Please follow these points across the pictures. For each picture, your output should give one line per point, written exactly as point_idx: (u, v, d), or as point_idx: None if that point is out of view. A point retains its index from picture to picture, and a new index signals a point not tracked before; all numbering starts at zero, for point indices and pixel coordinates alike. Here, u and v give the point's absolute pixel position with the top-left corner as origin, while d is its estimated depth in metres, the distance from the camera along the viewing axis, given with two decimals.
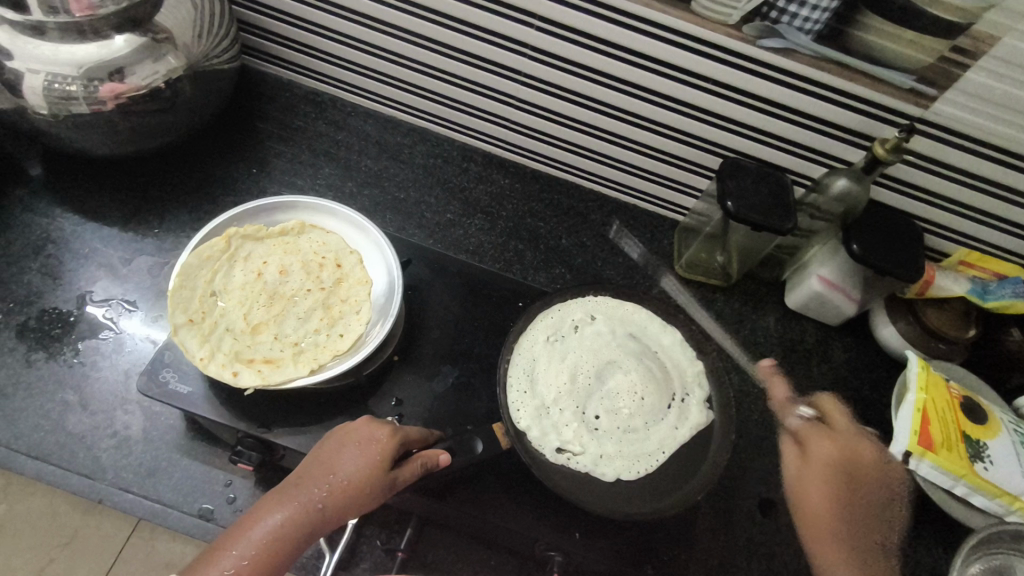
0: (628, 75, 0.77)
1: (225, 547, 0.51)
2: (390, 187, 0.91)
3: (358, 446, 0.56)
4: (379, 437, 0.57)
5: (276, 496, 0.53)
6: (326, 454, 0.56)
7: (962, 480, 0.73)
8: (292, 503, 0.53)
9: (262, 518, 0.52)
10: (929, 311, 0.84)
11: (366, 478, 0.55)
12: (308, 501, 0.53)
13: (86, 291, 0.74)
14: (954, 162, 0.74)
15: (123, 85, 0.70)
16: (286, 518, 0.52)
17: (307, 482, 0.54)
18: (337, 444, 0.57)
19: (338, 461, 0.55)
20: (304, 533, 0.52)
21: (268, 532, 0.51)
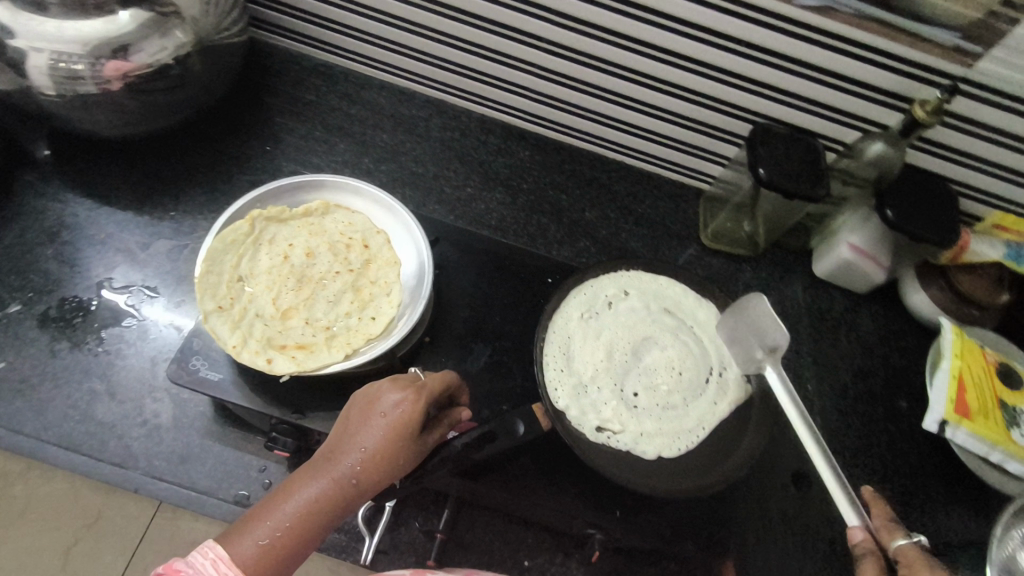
0: (656, 39, 0.74)
1: (257, 521, 0.47)
2: (407, 161, 0.89)
3: (384, 412, 0.52)
4: (405, 401, 0.52)
5: (307, 470, 0.50)
6: (353, 423, 0.52)
7: (998, 447, 0.72)
8: (326, 475, 0.49)
9: (295, 490, 0.48)
10: (961, 277, 0.82)
11: (396, 447, 0.51)
12: (341, 474, 0.49)
13: (105, 278, 0.72)
14: (995, 123, 0.71)
15: (129, 62, 0.67)
16: (322, 491, 0.48)
17: (339, 454, 0.50)
18: (362, 411, 0.52)
19: (365, 430, 0.51)
20: (339, 507, 0.49)
21: (304, 504, 0.48)
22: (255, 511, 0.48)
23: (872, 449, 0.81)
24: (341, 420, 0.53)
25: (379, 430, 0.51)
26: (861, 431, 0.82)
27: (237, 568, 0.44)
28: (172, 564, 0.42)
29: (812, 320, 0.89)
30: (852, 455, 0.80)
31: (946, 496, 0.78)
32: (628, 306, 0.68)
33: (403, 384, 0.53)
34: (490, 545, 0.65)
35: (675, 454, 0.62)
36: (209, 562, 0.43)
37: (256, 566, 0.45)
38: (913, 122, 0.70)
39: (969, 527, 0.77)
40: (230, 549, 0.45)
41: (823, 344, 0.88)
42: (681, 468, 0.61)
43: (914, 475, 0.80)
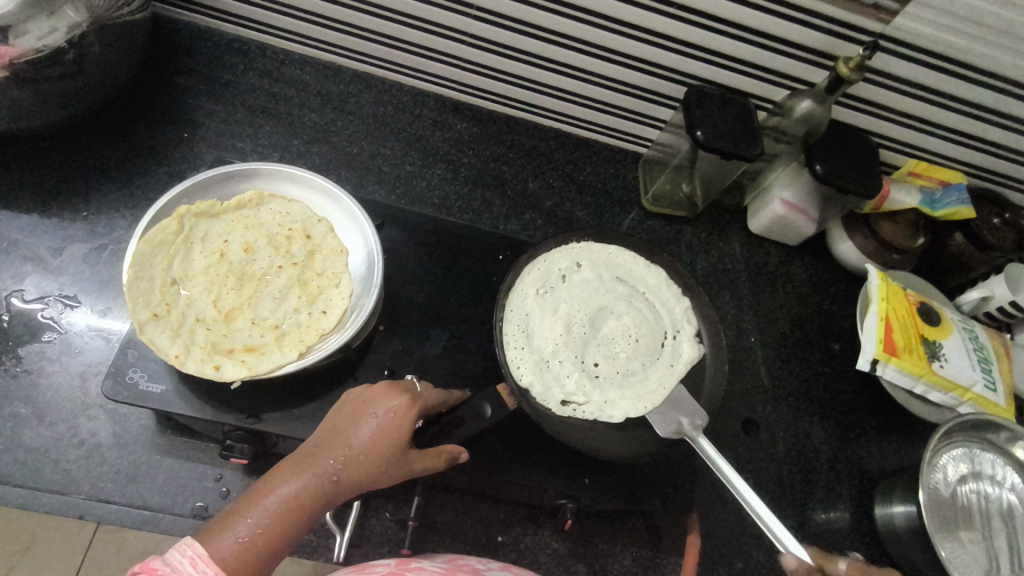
0: (591, 4, 0.72)
1: (236, 516, 0.45)
2: (340, 141, 0.85)
3: (375, 415, 0.52)
4: (399, 407, 0.53)
5: (288, 465, 0.49)
6: (341, 423, 0.52)
7: (922, 379, 0.79)
8: (308, 470, 0.48)
9: (277, 484, 0.47)
10: (883, 224, 0.88)
11: (382, 450, 0.51)
12: (323, 472, 0.49)
13: (14, 291, 0.66)
14: (911, 77, 0.75)
15: (12, 47, 0.59)
16: (304, 486, 0.47)
17: (322, 452, 0.50)
18: (351, 413, 0.52)
19: (354, 430, 0.51)
20: (319, 505, 0.48)
21: (285, 500, 0.47)
22: (234, 507, 0.47)
23: (812, 391, 0.86)
24: (328, 418, 0.53)
25: (368, 432, 0.51)
26: (801, 376, 0.87)
27: (213, 563, 0.42)
28: (149, 562, 0.41)
29: (752, 275, 0.93)
30: (795, 399, 0.85)
31: (878, 427, 0.85)
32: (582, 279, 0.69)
33: (397, 391, 0.54)
34: (464, 525, 0.66)
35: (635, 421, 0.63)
36: (188, 560, 0.42)
37: (234, 563, 0.43)
38: (838, 78, 0.72)
39: (898, 454, 0.84)
40: (209, 545, 0.43)
41: (762, 297, 0.92)
42: (643, 431, 0.64)
43: (849, 412, 0.86)
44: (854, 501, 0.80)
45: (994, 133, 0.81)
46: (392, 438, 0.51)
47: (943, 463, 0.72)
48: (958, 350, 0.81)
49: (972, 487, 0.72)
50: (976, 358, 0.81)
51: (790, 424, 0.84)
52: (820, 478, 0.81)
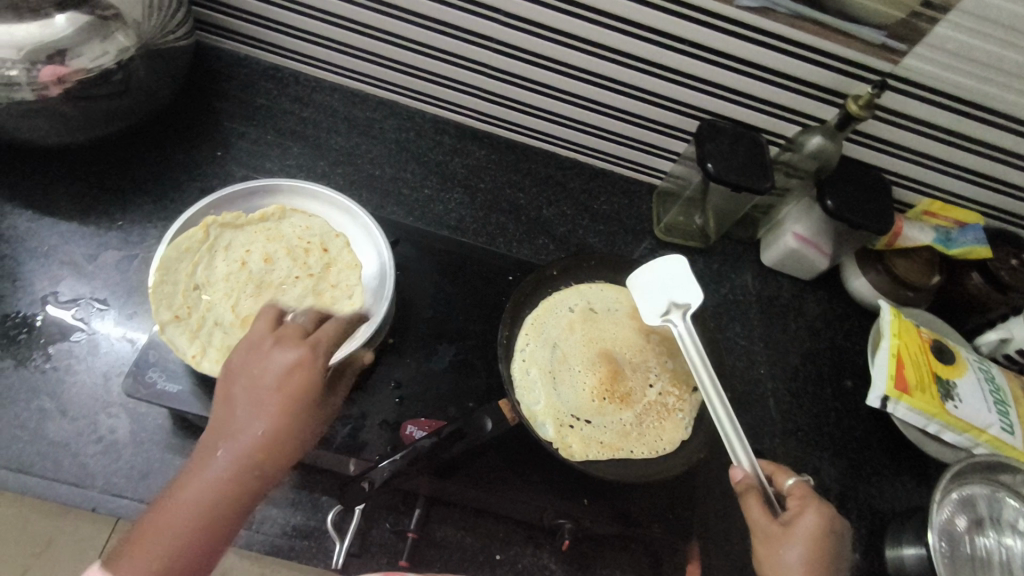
0: (607, 40, 0.76)
1: (154, 523, 0.45)
2: (363, 163, 0.89)
3: (274, 379, 0.47)
4: (299, 363, 0.47)
5: (198, 459, 0.46)
6: (243, 396, 0.47)
7: (935, 419, 0.78)
8: (217, 462, 0.45)
9: (188, 483, 0.45)
10: (897, 261, 0.87)
11: (293, 419, 0.46)
12: (237, 463, 0.45)
13: (49, 293, 0.70)
14: (922, 116, 0.76)
15: (67, 67, 0.65)
16: (217, 481, 0.45)
17: (229, 436, 0.46)
18: (250, 381, 0.47)
19: (258, 403, 0.46)
20: (238, 496, 0.46)
21: (199, 500, 0.45)
22: (153, 510, 0.46)
23: (822, 427, 0.85)
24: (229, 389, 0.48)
25: (270, 402, 0.46)
26: (811, 410, 0.86)
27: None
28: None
29: (763, 308, 0.93)
30: (804, 433, 0.84)
31: (891, 466, 0.84)
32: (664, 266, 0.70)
33: (290, 341, 0.48)
34: (462, 542, 0.66)
35: (653, 454, 0.65)
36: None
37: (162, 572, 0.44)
38: (848, 115, 0.73)
39: (911, 495, 0.82)
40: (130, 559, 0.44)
41: (773, 330, 0.91)
42: (633, 463, 0.65)
43: (860, 450, 0.84)
44: (865, 542, 0.78)
45: (1015, 176, 0.81)
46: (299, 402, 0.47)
47: (956, 510, 0.70)
48: (973, 390, 0.79)
49: (990, 537, 0.70)
50: (992, 400, 0.79)
51: (798, 458, 0.83)
52: None
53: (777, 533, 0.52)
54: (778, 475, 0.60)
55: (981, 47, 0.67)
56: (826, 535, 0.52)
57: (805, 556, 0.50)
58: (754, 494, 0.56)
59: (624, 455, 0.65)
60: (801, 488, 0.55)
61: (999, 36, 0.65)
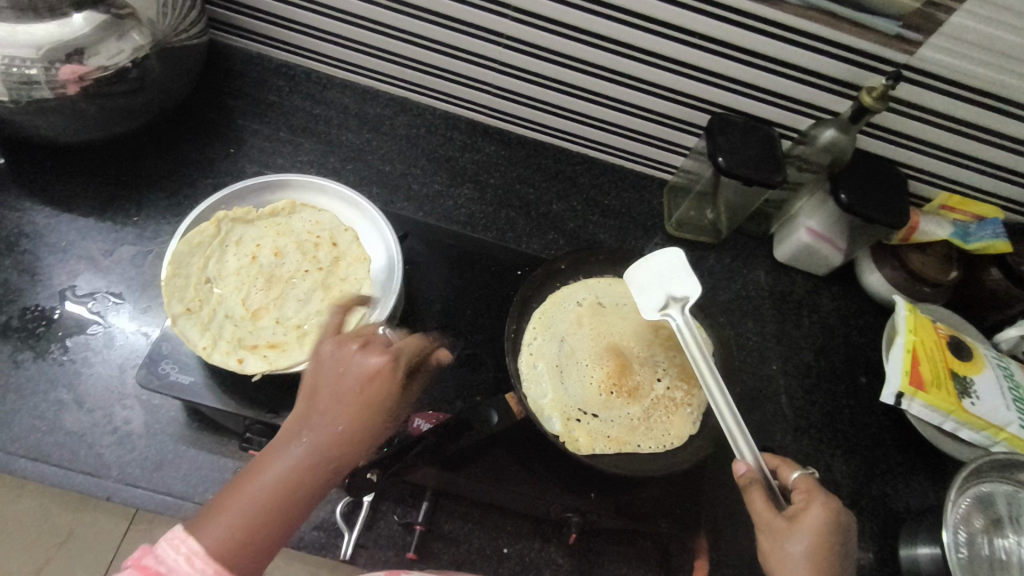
0: (616, 34, 0.75)
1: (227, 503, 0.45)
2: (374, 159, 0.89)
3: (358, 384, 0.49)
4: (379, 372, 0.49)
5: (278, 443, 0.47)
6: (327, 394, 0.49)
7: (951, 416, 0.76)
8: (303, 450, 0.47)
9: (268, 465, 0.46)
10: (913, 256, 0.86)
11: (370, 420, 0.48)
12: (320, 455, 0.47)
13: (67, 287, 0.71)
14: (938, 108, 0.75)
15: (84, 66, 0.66)
16: (297, 469, 0.46)
17: (312, 423, 0.48)
18: (333, 378, 0.49)
19: (338, 404, 0.48)
20: (311, 490, 0.47)
21: (276, 483, 0.46)
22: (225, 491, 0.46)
23: (835, 424, 0.84)
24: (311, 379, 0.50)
25: (351, 405, 0.48)
26: (824, 407, 0.85)
27: (210, 558, 0.43)
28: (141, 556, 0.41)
29: (776, 303, 0.92)
30: (817, 430, 0.83)
31: (906, 464, 0.82)
32: (661, 260, 0.69)
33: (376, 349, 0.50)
34: (470, 535, 0.66)
35: (661, 449, 0.65)
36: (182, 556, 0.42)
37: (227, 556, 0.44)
38: (861, 108, 0.72)
39: (926, 493, 0.81)
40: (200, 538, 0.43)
41: (786, 326, 0.90)
42: (639, 457, 0.65)
43: (875, 447, 0.83)
44: (878, 541, 0.77)
45: None
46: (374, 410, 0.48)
47: (974, 505, 0.69)
48: (991, 387, 0.78)
49: (1009, 538, 0.68)
50: (1011, 398, 0.78)
51: (811, 455, 0.82)
52: None
53: (784, 524, 0.51)
54: (785, 471, 0.59)
55: (1000, 37, 0.65)
56: (831, 530, 0.51)
57: (810, 550, 0.49)
58: (758, 486, 0.54)
59: (631, 449, 0.65)
60: (808, 482, 0.54)
61: (1018, 25, 0.64)
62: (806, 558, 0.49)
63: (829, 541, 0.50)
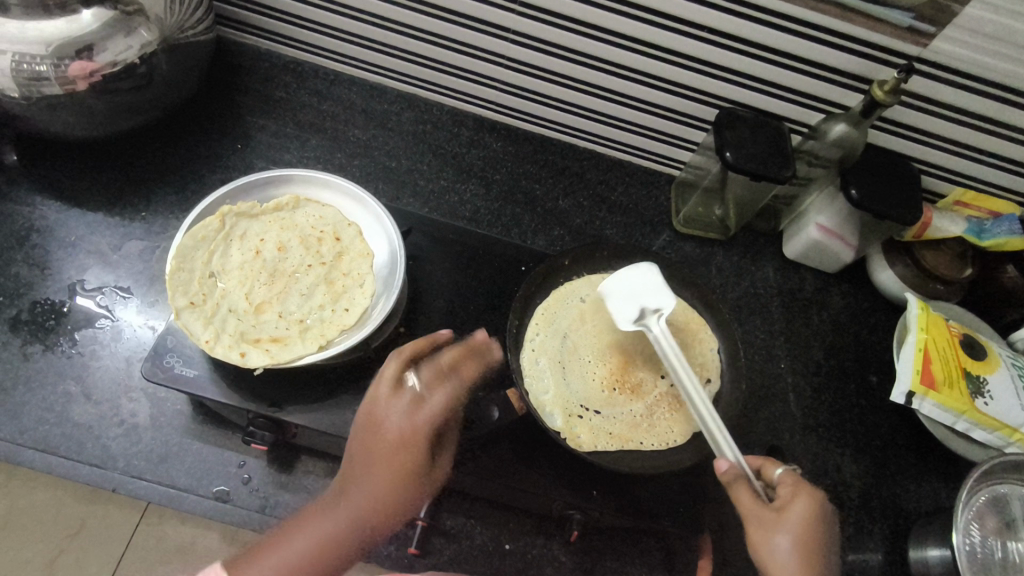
0: (623, 28, 0.75)
1: (276, 546, 0.51)
2: (380, 155, 0.89)
3: (392, 446, 0.53)
4: (409, 434, 0.53)
5: (326, 503, 0.53)
6: (364, 457, 0.53)
7: (963, 416, 0.75)
8: (347, 507, 0.52)
9: (314, 520, 0.52)
10: (926, 253, 0.84)
11: (406, 483, 0.53)
12: (360, 511, 0.52)
13: (76, 280, 0.72)
14: (952, 101, 0.73)
15: (94, 62, 0.67)
16: (341, 522, 0.51)
17: (354, 482, 0.53)
18: (368, 442, 0.53)
19: (375, 467, 0.53)
20: (354, 542, 0.51)
21: (322, 533, 0.51)
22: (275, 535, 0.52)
23: (845, 423, 0.83)
24: (353, 441, 0.55)
25: (388, 465, 0.53)
26: (833, 406, 0.84)
27: None
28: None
29: (784, 301, 0.90)
30: (825, 429, 0.82)
31: (917, 464, 0.81)
32: (634, 275, 0.68)
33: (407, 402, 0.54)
34: (472, 531, 0.66)
35: (663, 446, 0.64)
36: None
37: None
38: (872, 102, 0.71)
39: (938, 495, 0.79)
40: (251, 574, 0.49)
41: (795, 324, 0.89)
42: (642, 455, 0.64)
43: (885, 447, 0.82)
44: (888, 542, 0.76)
45: None
46: (404, 475, 0.53)
47: (986, 506, 0.68)
48: (1005, 387, 0.76)
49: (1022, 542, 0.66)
50: None
51: (819, 455, 0.80)
52: (850, 515, 0.77)
53: (771, 520, 0.52)
54: (769, 467, 0.59)
55: (1017, 28, 0.64)
56: (816, 522, 0.52)
57: (794, 546, 0.50)
58: (741, 485, 0.55)
59: (634, 446, 0.64)
60: (792, 476, 0.55)
61: None
62: (792, 554, 0.50)
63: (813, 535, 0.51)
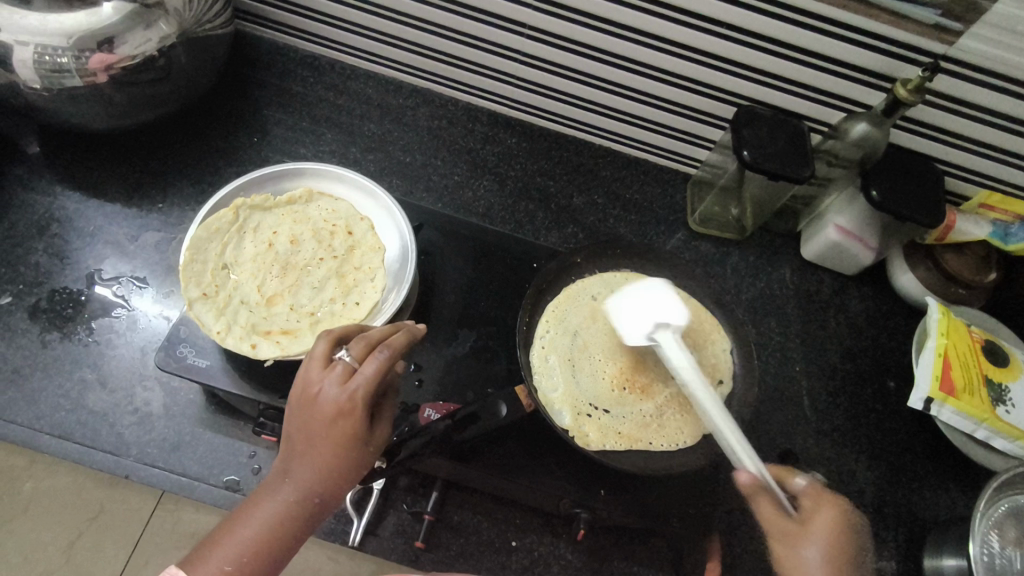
0: (640, 23, 0.74)
1: (222, 540, 0.48)
2: (394, 150, 0.89)
3: (324, 428, 0.49)
4: (341, 411, 0.49)
5: (269, 486, 0.50)
6: (301, 436, 0.50)
7: (983, 424, 0.73)
8: (288, 491, 0.49)
9: (257, 508, 0.49)
10: (948, 256, 0.82)
11: (347, 459, 0.50)
12: (303, 492, 0.49)
13: (94, 270, 0.73)
14: (978, 101, 0.71)
15: (114, 54, 0.68)
16: (286, 507, 0.49)
17: (294, 464, 0.50)
18: (302, 421, 0.50)
19: (309, 450, 0.50)
20: (303, 523, 0.49)
21: (266, 520, 0.48)
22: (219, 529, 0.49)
23: (860, 429, 0.81)
24: (287, 422, 0.51)
25: (325, 443, 0.49)
26: (849, 411, 0.82)
27: None
28: None
29: (801, 303, 0.89)
30: (840, 434, 0.81)
31: (934, 472, 0.79)
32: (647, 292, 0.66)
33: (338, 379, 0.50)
34: (478, 527, 0.66)
35: (673, 447, 0.64)
36: None
37: None
38: (895, 101, 0.69)
39: (956, 504, 0.78)
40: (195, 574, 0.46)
41: (811, 326, 0.88)
42: (651, 455, 0.64)
43: (901, 454, 0.80)
44: (902, 550, 0.75)
45: None
46: (342, 451, 0.49)
47: (1007, 515, 0.66)
48: None
49: None
50: None
51: (833, 460, 0.79)
52: (863, 521, 0.76)
53: (798, 529, 0.54)
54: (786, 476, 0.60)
55: None
56: (841, 530, 0.54)
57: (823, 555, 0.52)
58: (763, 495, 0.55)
59: (643, 447, 0.63)
60: (815, 487, 0.57)
61: None
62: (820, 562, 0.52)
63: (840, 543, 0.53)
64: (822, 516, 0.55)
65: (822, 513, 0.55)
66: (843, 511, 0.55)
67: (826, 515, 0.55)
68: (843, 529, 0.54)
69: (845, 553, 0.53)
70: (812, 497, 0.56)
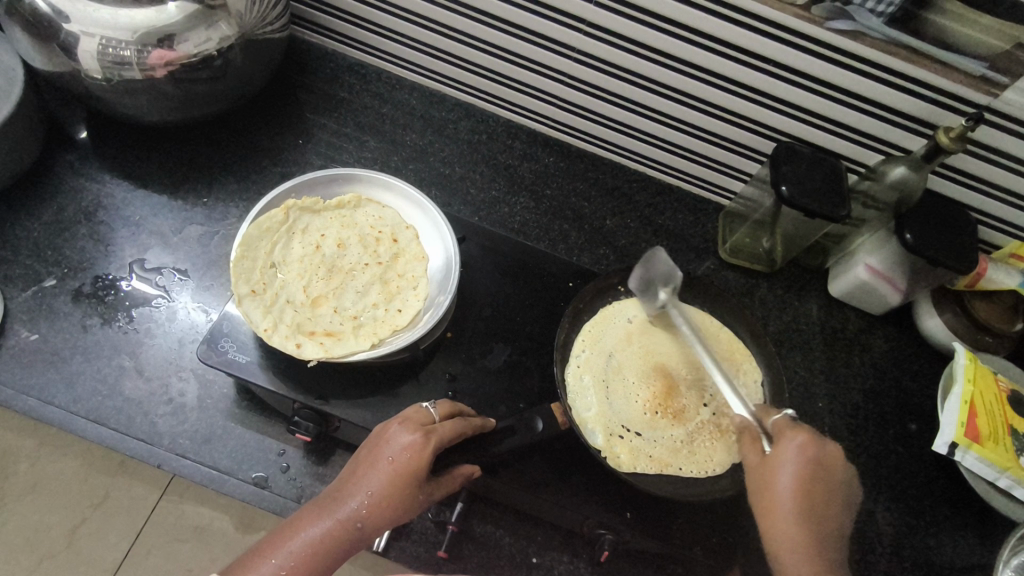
0: (687, 55, 0.75)
1: (264, 554, 0.49)
2: (435, 161, 0.91)
3: (390, 457, 0.52)
4: (410, 447, 0.52)
5: (317, 507, 0.51)
6: (363, 466, 0.52)
7: (1006, 472, 0.73)
8: (334, 515, 0.50)
9: (301, 527, 0.50)
10: (977, 304, 0.83)
11: (399, 496, 0.51)
12: (349, 518, 0.50)
13: (137, 259, 0.74)
14: (1018, 153, 0.72)
15: (174, 51, 0.69)
16: (328, 531, 0.50)
17: (347, 491, 0.52)
18: (372, 451, 0.53)
19: (369, 475, 0.51)
20: (342, 550, 0.50)
21: (309, 542, 0.49)
22: (262, 544, 0.50)
23: (880, 469, 0.81)
24: (356, 453, 0.55)
25: (384, 474, 0.51)
26: (870, 451, 0.82)
27: None
28: None
29: (827, 339, 0.90)
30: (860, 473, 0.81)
31: (954, 517, 0.79)
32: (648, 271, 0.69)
33: (412, 425, 0.54)
34: (501, 540, 0.66)
35: (701, 474, 0.64)
36: None
37: None
38: (936, 148, 0.70)
39: (973, 551, 0.78)
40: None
41: (836, 363, 0.88)
42: (679, 481, 0.64)
43: (921, 497, 0.80)
44: None
45: None
46: (397, 487, 0.51)
47: None
48: None
49: None
50: None
51: None
52: (879, 561, 0.76)
53: (768, 463, 0.54)
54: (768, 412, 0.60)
55: None
56: (811, 464, 0.53)
57: (793, 490, 0.52)
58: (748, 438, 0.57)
59: (673, 472, 0.64)
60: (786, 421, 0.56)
61: None
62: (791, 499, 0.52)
63: (806, 477, 0.52)
64: (786, 451, 0.53)
65: (790, 446, 0.54)
66: (816, 443, 0.54)
67: (796, 443, 0.54)
68: (813, 456, 0.53)
69: (816, 490, 0.52)
70: (780, 429, 0.56)
